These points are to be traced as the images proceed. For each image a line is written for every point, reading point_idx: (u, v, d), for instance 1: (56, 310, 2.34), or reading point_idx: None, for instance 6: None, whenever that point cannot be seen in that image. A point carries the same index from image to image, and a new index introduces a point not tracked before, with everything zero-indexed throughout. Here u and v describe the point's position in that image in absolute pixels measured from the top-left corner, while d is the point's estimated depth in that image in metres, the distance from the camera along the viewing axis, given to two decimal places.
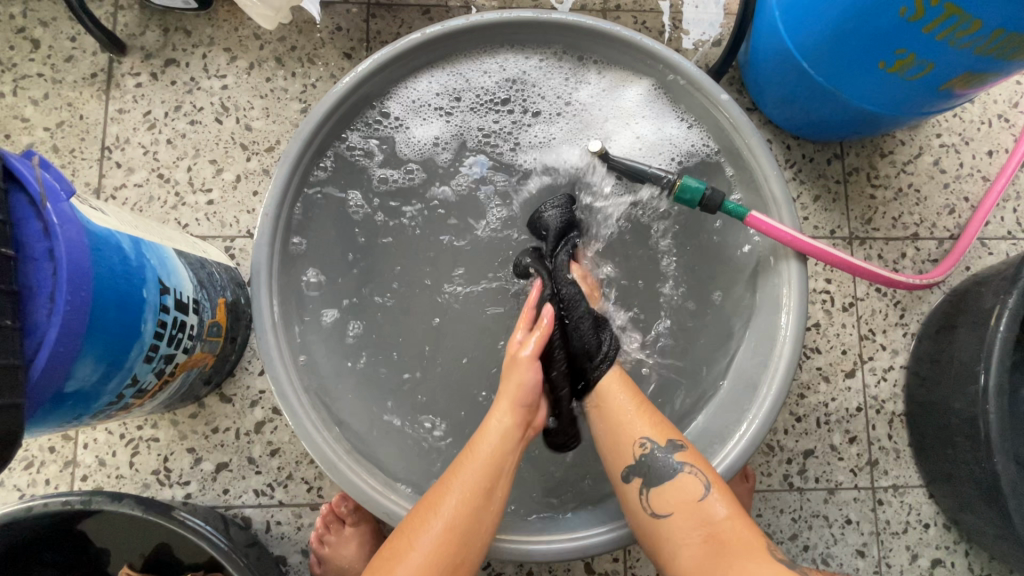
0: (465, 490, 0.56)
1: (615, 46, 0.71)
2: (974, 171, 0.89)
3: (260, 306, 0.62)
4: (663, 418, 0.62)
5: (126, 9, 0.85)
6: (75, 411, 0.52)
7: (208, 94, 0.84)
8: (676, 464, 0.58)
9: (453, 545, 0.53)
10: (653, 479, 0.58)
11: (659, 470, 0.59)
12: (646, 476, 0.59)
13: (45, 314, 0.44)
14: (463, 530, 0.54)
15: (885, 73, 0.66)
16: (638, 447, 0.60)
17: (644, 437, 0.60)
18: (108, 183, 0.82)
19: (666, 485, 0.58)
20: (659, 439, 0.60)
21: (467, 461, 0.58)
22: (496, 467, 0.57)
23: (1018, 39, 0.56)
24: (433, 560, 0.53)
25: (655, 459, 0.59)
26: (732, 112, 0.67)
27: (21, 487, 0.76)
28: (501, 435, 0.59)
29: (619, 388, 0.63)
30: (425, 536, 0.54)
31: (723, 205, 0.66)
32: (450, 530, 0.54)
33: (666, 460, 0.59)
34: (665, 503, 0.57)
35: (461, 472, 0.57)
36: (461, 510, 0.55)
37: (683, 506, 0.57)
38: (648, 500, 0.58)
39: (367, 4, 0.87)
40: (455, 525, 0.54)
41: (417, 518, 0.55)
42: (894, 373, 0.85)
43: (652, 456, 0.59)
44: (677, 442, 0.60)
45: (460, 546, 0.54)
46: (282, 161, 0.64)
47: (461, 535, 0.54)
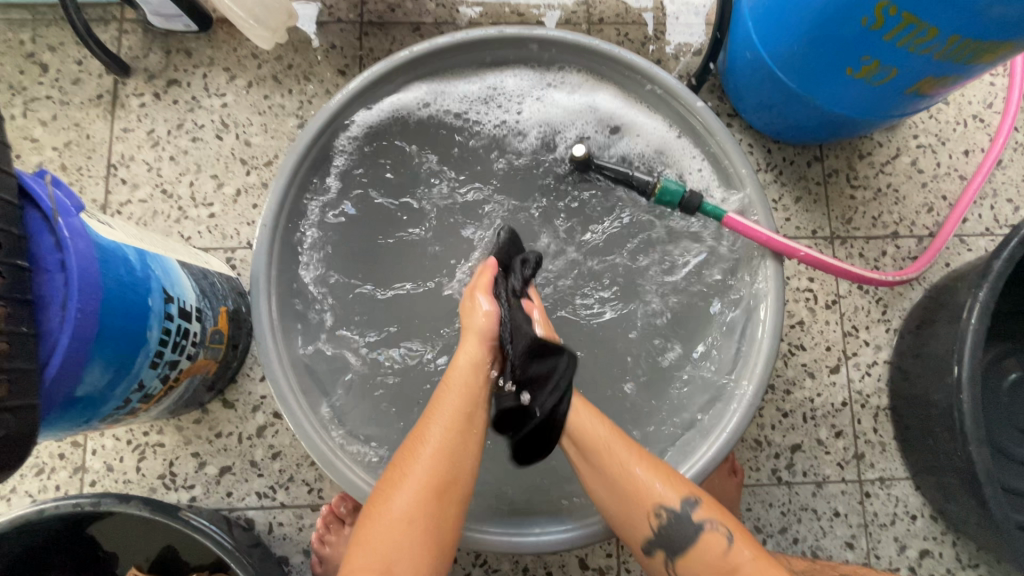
0: (448, 416, 0.59)
1: (595, 59, 0.74)
2: (951, 170, 0.92)
3: (259, 310, 0.64)
4: (672, 472, 0.61)
5: (130, 33, 0.89)
6: (84, 415, 0.55)
7: (209, 113, 0.88)
8: (696, 526, 0.58)
9: (444, 465, 0.57)
10: (675, 549, 0.59)
11: (679, 535, 0.59)
12: (668, 547, 0.59)
13: (57, 321, 0.47)
14: (456, 443, 0.58)
15: (853, 79, 0.69)
16: (654, 518, 0.59)
17: (661, 507, 0.59)
18: (114, 199, 0.86)
19: (690, 552, 0.58)
20: (674, 500, 0.59)
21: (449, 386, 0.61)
22: (473, 392, 0.61)
23: (974, 46, 0.58)
24: (429, 478, 0.56)
25: (675, 525, 0.59)
26: (706, 118, 0.70)
27: (33, 493, 0.79)
28: (470, 359, 0.62)
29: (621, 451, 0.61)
30: (418, 463, 0.57)
31: (701, 206, 0.69)
32: (440, 452, 0.57)
33: (684, 523, 0.59)
34: (691, 569, 0.59)
35: (443, 400, 0.60)
36: (448, 434, 0.58)
37: (708, 565, 0.58)
38: (675, 566, 0.60)
39: (360, 23, 0.90)
40: (446, 446, 0.58)
41: (409, 449, 0.58)
42: (878, 368, 0.87)
43: (671, 523, 0.59)
44: (692, 500, 0.59)
45: (452, 468, 0.57)
46: (280, 174, 0.67)
47: (451, 454, 0.57)
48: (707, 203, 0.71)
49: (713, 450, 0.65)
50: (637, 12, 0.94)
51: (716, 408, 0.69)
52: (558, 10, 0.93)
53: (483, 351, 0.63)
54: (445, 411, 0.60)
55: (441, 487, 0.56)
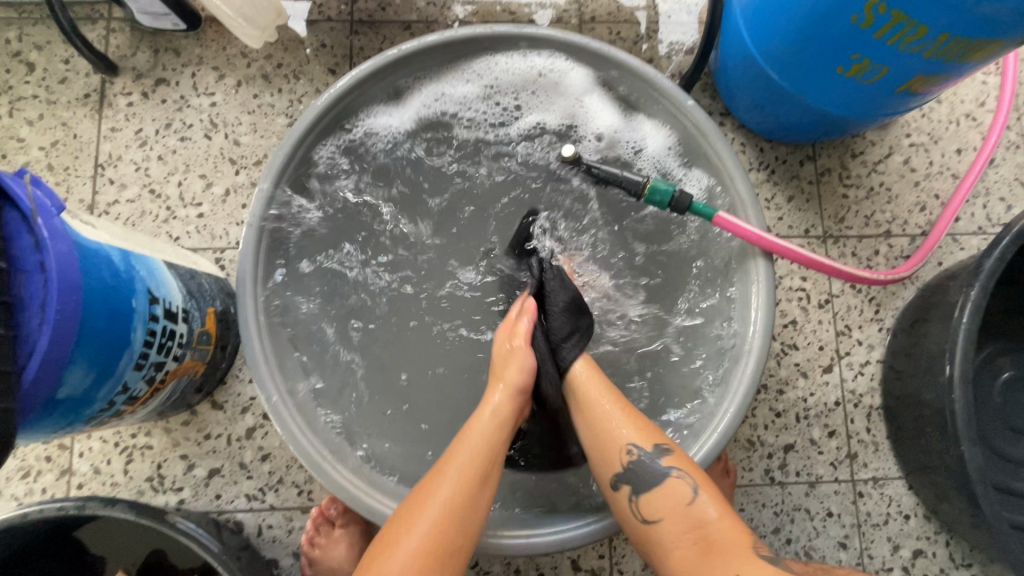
0: (465, 466, 0.57)
1: (584, 58, 0.73)
2: (944, 169, 0.91)
3: (245, 310, 0.64)
4: (650, 423, 0.62)
5: (117, 32, 0.88)
6: (67, 417, 0.54)
7: (198, 112, 0.87)
8: (663, 468, 0.59)
9: (456, 514, 0.54)
10: (641, 484, 0.59)
11: (645, 475, 0.59)
12: (634, 483, 0.59)
13: (37, 323, 0.46)
14: (469, 494, 0.56)
15: (844, 78, 0.69)
16: (626, 454, 0.60)
17: (630, 445, 0.60)
18: (101, 199, 0.85)
19: (656, 491, 0.58)
20: (646, 445, 0.60)
21: (467, 437, 0.60)
22: (495, 448, 0.59)
23: (964, 43, 0.58)
24: (436, 536, 0.53)
25: (643, 466, 0.59)
26: (697, 116, 0.70)
27: (19, 496, 0.78)
28: (496, 412, 0.62)
29: (602, 396, 0.64)
30: (424, 522, 0.54)
31: (692, 206, 0.69)
32: (451, 505, 0.55)
33: (652, 467, 0.59)
34: (654, 510, 0.58)
35: (461, 454, 0.59)
36: (462, 487, 0.56)
37: (674, 512, 0.57)
38: (639, 506, 0.59)
39: (350, 22, 0.90)
40: (457, 501, 0.55)
41: (417, 500, 0.56)
42: (871, 367, 0.86)
43: (639, 463, 0.59)
44: (665, 446, 0.60)
45: (454, 535, 0.54)
46: (266, 172, 0.66)
47: (462, 509, 0.55)
48: (697, 202, 0.70)
49: (703, 451, 0.64)
50: (629, 11, 0.93)
51: (706, 410, 0.68)
52: (550, 9, 0.93)
53: (510, 406, 0.63)
54: (459, 466, 0.58)
55: (450, 542, 0.53)
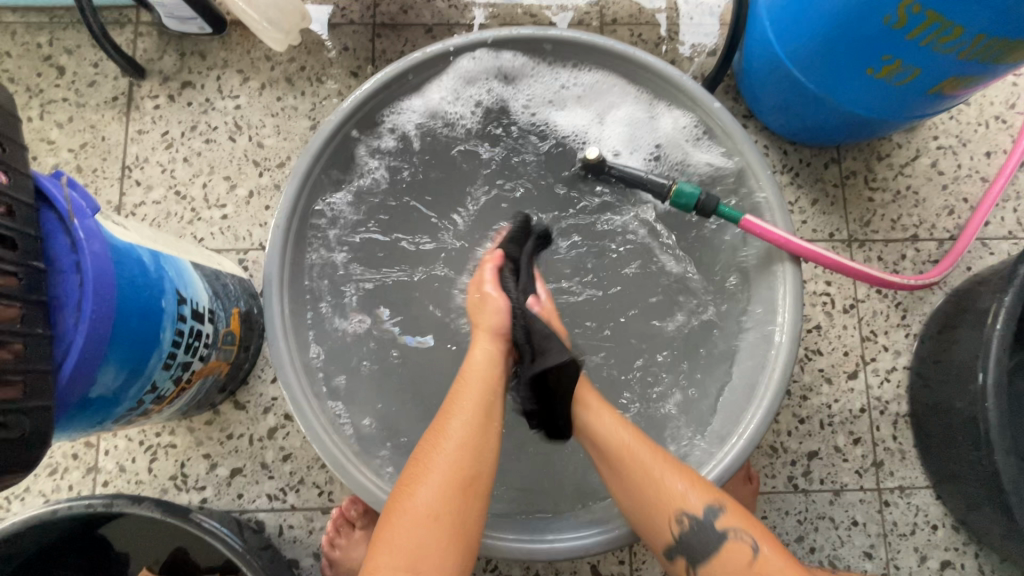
0: (468, 412, 0.58)
1: (607, 59, 0.72)
2: (973, 173, 0.90)
3: (272, 309, 0.64)
4: (696, 478, 0.60)
5: (145, 36, 0.89)
6: (98, 416, 0.55)
7: (222, 114, 0.88)
8: (720, 532, 0.57)
9: (467, 458, 0.56)
10: (696, 553, 0.58)
11: (702, 542, 0.58)
12: (690, 554, 0.58)
13: (72, 322, 0.46)
14: (475, 440, 0.57)
15: (873, 79, 0.68)
16: (675, 524, 0.58)
17: (683, 511, 0.58)
18: (128, 201, 0.86)
19: (712, 559, 0.57)
20: (699, 505, 0.58)
21: (465, 385, 0.61)
22: (494, 384, 0.61)
23: (1001, 44, 0.57)
24: (457, 477, 0.55)
25: (697, 531, 0.58)
26: (722, 119, 0.69)
27: (46, 493, 0.79)
28: (486, 353, 0.63)
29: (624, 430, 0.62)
30: (440, 457, 0.56)
31: (717, 209, 0.68)
32: (463, 449, 0.56)
33: (707, 530, 0.58)
34: None
35: (463, 394, 0.60)
36: (469, 426, 0.58)
37: None
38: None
39: (373, 25, 0.91)
40: (467, 443, 0.57)
41: (429, 444, 0.57)
42: (897, 374, 0.85)
43: (694, 531, 0.58)
44: (717, 506, 0.58)
45: (472, 465, 0.56)
46: (293, 174, 0.67)
47: (476, 451, 0.57)
48: (723, 205, 0.70)
49: (731, 456, 0.63)
50: (650, 13, 0.93)
51: (732, 415, 0.68)
52: (570, 11, 0.93)
53: (497, 348, 0.64)
54: (465, 409, 0.59)
55: (466, 482, 0.55)
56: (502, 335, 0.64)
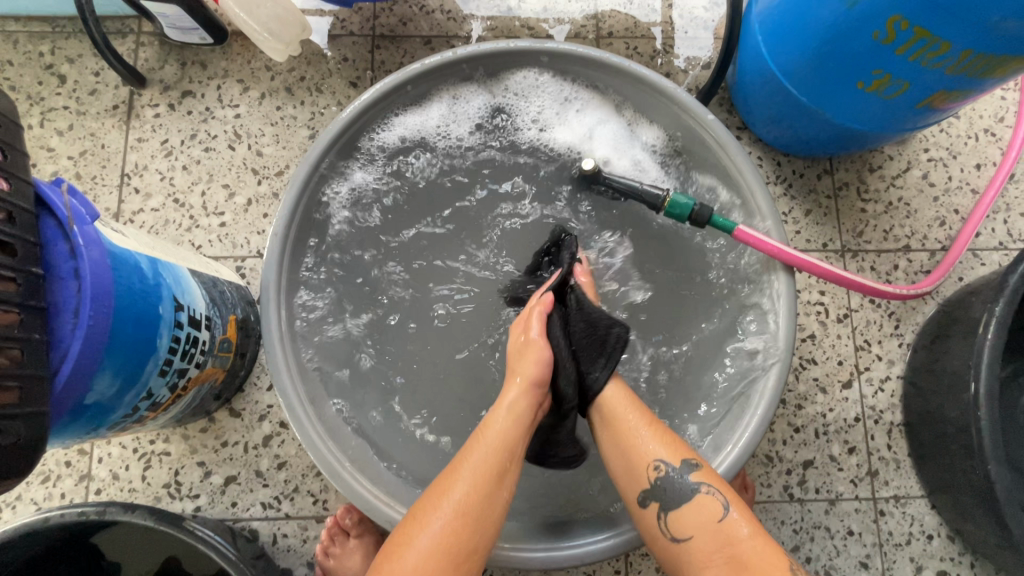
0: (475, 475, 0.56)
1: (604, 73, 0.74)
2: (963, 185, 0.91)
3: (268, 317, 0.64)
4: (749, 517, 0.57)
5: (146, 46, 0.90)
6: (92, 423, 0.55)
7: (222, 123, 0.89)
8: (691, 484, 0.58)
9: (463, 526, 0.54)
10: (667, 502, 0.58)
11: (674, 492, 0.58)
12: None
13: (70, 329, 0.47)
14: (476, 511, 0.54)
15: (864, 93, 0.69)
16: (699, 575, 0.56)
17: (657, 460, 0.59)
18: (127, 208, 0.87)
19: None
20: (674, 459, 0.59)
21: (478, 445, 0.59)
22: (507, 445, 0.58)
23: (988, 60, 0.58)
24: (450, 539, 0.53)
25: (670, 482, 0.58)
26: (716, 131, 0.70)
27: (38, 501, 0.78)
28: (511, 408, 0.61)
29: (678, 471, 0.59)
30: (435, 521, 0.54)
31: (711, 219, 0.69)
32: (462, 513, 0.54)
33: (680, 482, 0.58)
34: None
35: (473, 456, 0.58)
36: (472, 494, 0.55)
37: None
38: None
39: (372, 36, 0.92)
40: (466, 510, 0.54)
41: (429, 503, 0.55)
42: (891, 383, 0.85)
43: None
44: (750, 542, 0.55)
45: (469, 533, 0.54)
46: (291, 183, 0.67)
47: (476, 519, 0.54)
48: (717, 215, 0.70)
49: (725, 465, 0.63)
50: (646, 27, 0.94)
51: (727, 424, 0.68)
52: (567, 24, 0.94)
53: (525, 399, 0.62)
54: (471, 471, 0.57)
55: (459, 552, 0.53)
56: (539, 386, 0.63)
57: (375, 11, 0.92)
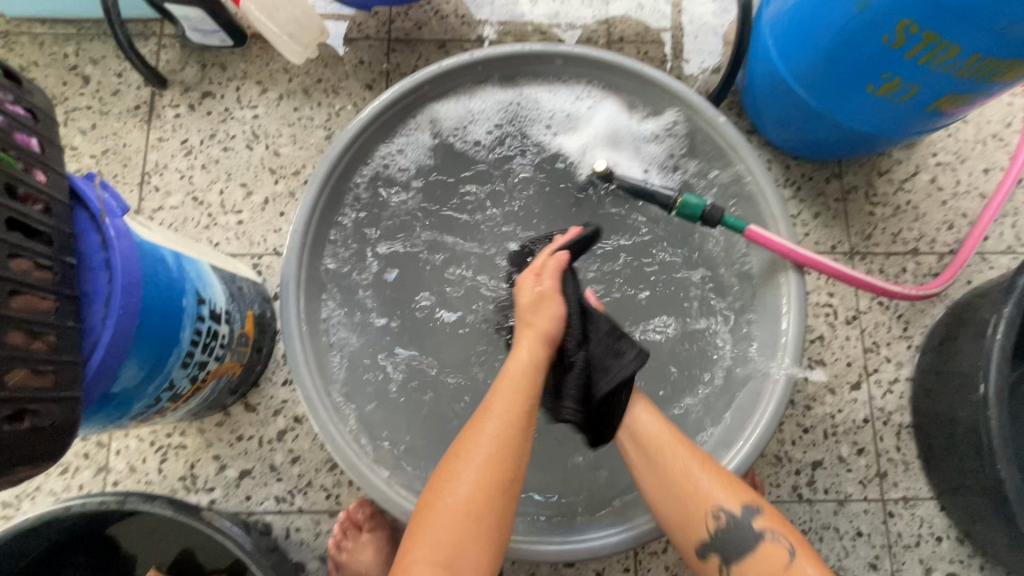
0: (507, 413, 0.58)
1: (616, 74, 0.75)
2: (971, 189, 0.92)
3: (288, 311, 0.66)
4: (732, 475, 0.62)
5: (168, 48, 0.93)
6: (117, 411, 0.56)
7: (241, 124, 0.91)
8: (757, 532, 0.59)
9: (502, 465, 0.56)
10: (731, 550, 0.59)
11: (731, 534, 0.60)
12: (725, 554, 0.59)
13: (101, 318, 0.48)
14: (513, 447, 0.57)
15: (873, 96, 0.70)
16: (712, 519, 0.60)
17: (719, 509, 0.60)
18: (147, 206, 0.88)
19: (751, 558, 0.59)
20: (735, 505, 0.60)
21: (503, 386, 0.60)
22: (535, 389, 0.60)
23: (995, 63, 0.59)
24: (493, 475, 0.55)
25: (734, 528, 0.59)
26: (728, 134, 0.71)
27: (56, 492, 0.80)
28: (530, 353, 0.62)
29: (682, 448, 0.62)
30: (474, 459, 0.56)
31: (722, 219, 0.70)
32: (498, 448, 0.56)
33: (744, 527, 0.59)
34: None
35: (500, 394, 0.59)
36: (504, 431, 0.57)
37: None
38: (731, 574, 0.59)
39: (388, 40, 0.94)
40: (503, 445, 0.57)
41: (465, 442, 0.57)
42: (900, 385, 0.86)
43: (729, 529, 0.59)
44: (753, 506, 0.60)
45: (506, 467, 0.56)
46: (310, 183, 0.69)
47: (510, 455, 0.56)
48: (728, 215, 0.71)
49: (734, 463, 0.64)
50: (657, 32, 0.96)
51: (736, 421, 0.69)
52: (579, 29, 0.96)
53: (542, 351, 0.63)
54: (501, 409, 0.58)
55: (501, 485, 0.55)
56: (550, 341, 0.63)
57: (391, 15, 0.94)
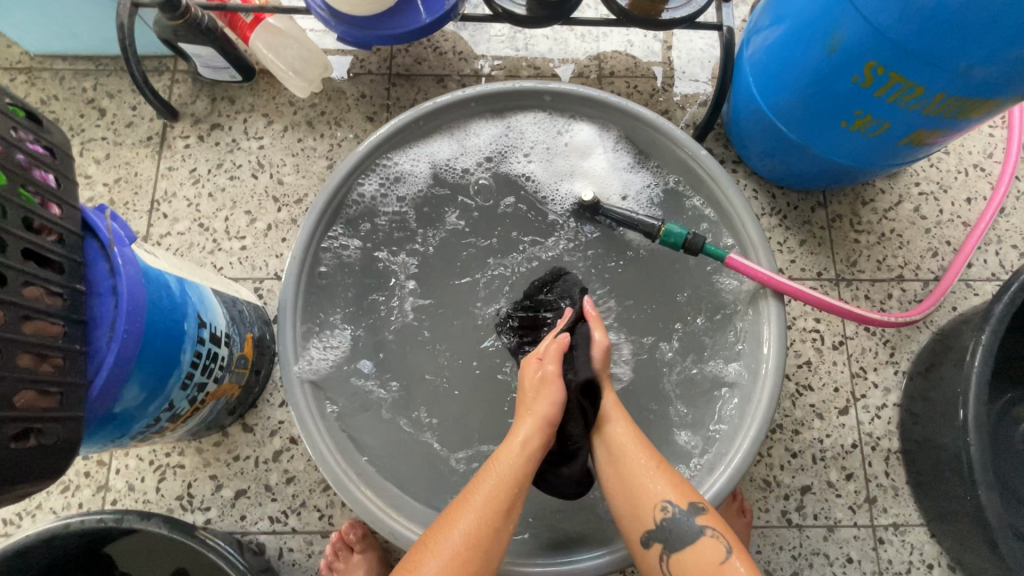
0: (488, 501, 0.58)
1: (602, 110, 0.79)
2: (954, 217, 0.94)
3: (285, 337, 0.68)
4: (684, 479, 0.62)
5: (181, 83, 0.98)
6: (117, 431, 0.58)
7: (247, 153, 0.95)
8: (697, 527, 0.58)
9: (475, 553, 0.55)
10: (674, 544, 0.58)
11: (677, 532, 0.58)
12: (666, 542, 0.58)
13: (106, 341, 0.51)
14: (487, 538, 0.56)
15: (849, 131, 0.73)
16: (660, 511, 0.59)
17: (665, 501, 0.59)
18: (155, 231, 0.92)
19: (687, 550, 0.57)
20: (680, 501, 0.59)
21: (491, 472, 0.61)
22: (523, 473, 0.60)
23: (960, 101, 0.62)
24: (459, 564, 0.54)
25: (678, 524, 0.58)
26: (708, 165, 0.75)
27: (56, 510, 0.81)
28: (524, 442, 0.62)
29: (639, 446, 0.63)
30: (448, 542, 0.55)
31: (704, 247, 0.72)
32: (472, 539, 0.55)
33: (686, 524, 0.58)
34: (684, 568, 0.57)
35: (486, 481, 0.60)
36: (482, 522, 0.56)
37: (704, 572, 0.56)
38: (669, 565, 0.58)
39: (389, 75, 0.98)
40: (478, 536, 0.56)
41: (440, 529, 0.57)
42: (887, 411, 0.87)
43: (673, 521, 0.58)
44: (699, 504, 0.59)
45: (479, 556, 0.55)
46: (310, 212, 0.72)
47: (482, 551, 0.55)
48: (711, 244, 0.74)
49: (716, 487, 0.65)
50: (646, 67, 1.00)
51: (719, 445, 0.70)
52: (571, 64, 1.01)
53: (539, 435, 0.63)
54: (483, 497, 0.58)
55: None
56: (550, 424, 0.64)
57: (392, 52, 0.99)
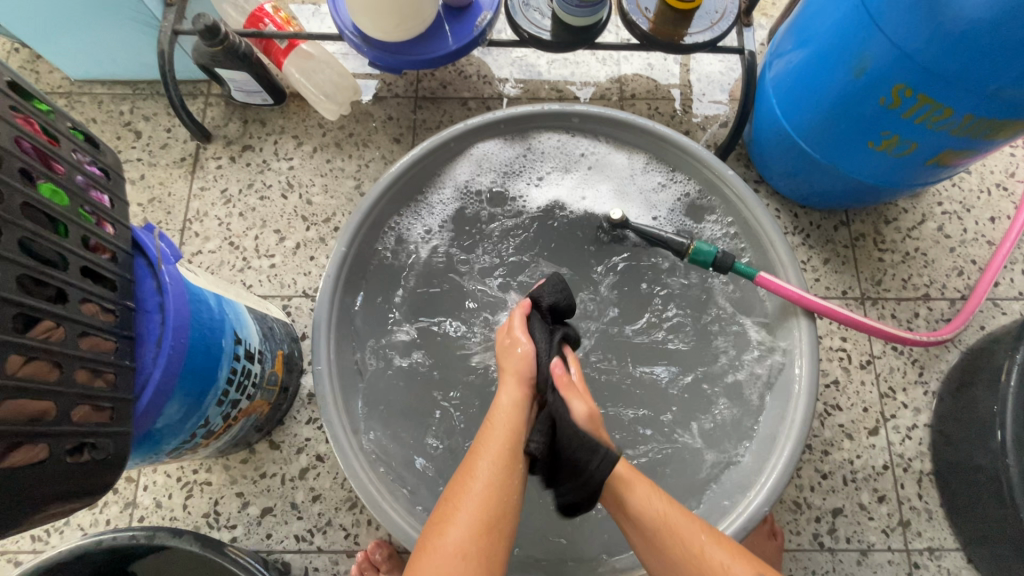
0: (496, 456, 0.57)
1: (628, 131, 0.81)
2: (979, 236, 0.94)
3: (319, 353, 0.69)
4: (736, 543, 0.57)
5: (214, 106, 1.01)
6: (154, 448, 0.59)
7: (277, 174, 0.97)
8: None
9: (495, 501, 0.55)
10: None
11: None
12: None
13: (152, 357, 0.52)
14: (501, 488, 0.56)
15: (875, 151, 0.74)
16: None
17: None
18: (187, 249, 0.94)
19: None
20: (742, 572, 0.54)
21: (489, 432, 0.60)
22: (517, 426, 0.60)
23: (988, 123, 0.63)
24: (481, 516, 0.54)
25: None
26: (736, 185, 0.76)
27: (84, 526, 0.82)
28: (508, 400, 0.62)
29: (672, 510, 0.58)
30: (468, 498, 0.55)
31: (733, 266, 0.73)
32: (490, 488, 0.55)
33: None
34: None
35: (487, 444, 0.59)
36: (496, 470, 0.57)
37: None
38: None
39: (415, 98, 1.01)
40: (493, 487, 0.56)
41: (456, 493, 0.56)
42: (918, 432, 0.85)
43: None
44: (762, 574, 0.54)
45: (502, 501, 0.55)
46: (343, 232, 0.73)
47: (501, 500, 0.55)
48: (739, 262, 0.75)
49: (753, 507, 0.65)
50: (666, 89, 1.02)
51: (754, 466, 0.69)
52: (592, 87, 1.03)
53: (520, 392, 0.63)
54: (490, 450, 0.58)
55: (493, 523, 0.54)
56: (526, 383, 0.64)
57: (418, 76, 1.02)
